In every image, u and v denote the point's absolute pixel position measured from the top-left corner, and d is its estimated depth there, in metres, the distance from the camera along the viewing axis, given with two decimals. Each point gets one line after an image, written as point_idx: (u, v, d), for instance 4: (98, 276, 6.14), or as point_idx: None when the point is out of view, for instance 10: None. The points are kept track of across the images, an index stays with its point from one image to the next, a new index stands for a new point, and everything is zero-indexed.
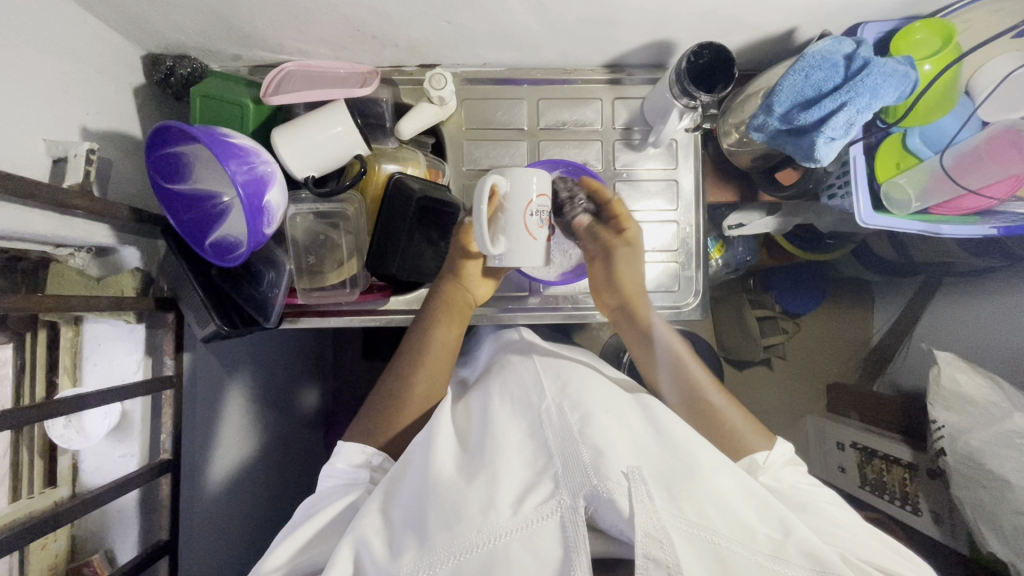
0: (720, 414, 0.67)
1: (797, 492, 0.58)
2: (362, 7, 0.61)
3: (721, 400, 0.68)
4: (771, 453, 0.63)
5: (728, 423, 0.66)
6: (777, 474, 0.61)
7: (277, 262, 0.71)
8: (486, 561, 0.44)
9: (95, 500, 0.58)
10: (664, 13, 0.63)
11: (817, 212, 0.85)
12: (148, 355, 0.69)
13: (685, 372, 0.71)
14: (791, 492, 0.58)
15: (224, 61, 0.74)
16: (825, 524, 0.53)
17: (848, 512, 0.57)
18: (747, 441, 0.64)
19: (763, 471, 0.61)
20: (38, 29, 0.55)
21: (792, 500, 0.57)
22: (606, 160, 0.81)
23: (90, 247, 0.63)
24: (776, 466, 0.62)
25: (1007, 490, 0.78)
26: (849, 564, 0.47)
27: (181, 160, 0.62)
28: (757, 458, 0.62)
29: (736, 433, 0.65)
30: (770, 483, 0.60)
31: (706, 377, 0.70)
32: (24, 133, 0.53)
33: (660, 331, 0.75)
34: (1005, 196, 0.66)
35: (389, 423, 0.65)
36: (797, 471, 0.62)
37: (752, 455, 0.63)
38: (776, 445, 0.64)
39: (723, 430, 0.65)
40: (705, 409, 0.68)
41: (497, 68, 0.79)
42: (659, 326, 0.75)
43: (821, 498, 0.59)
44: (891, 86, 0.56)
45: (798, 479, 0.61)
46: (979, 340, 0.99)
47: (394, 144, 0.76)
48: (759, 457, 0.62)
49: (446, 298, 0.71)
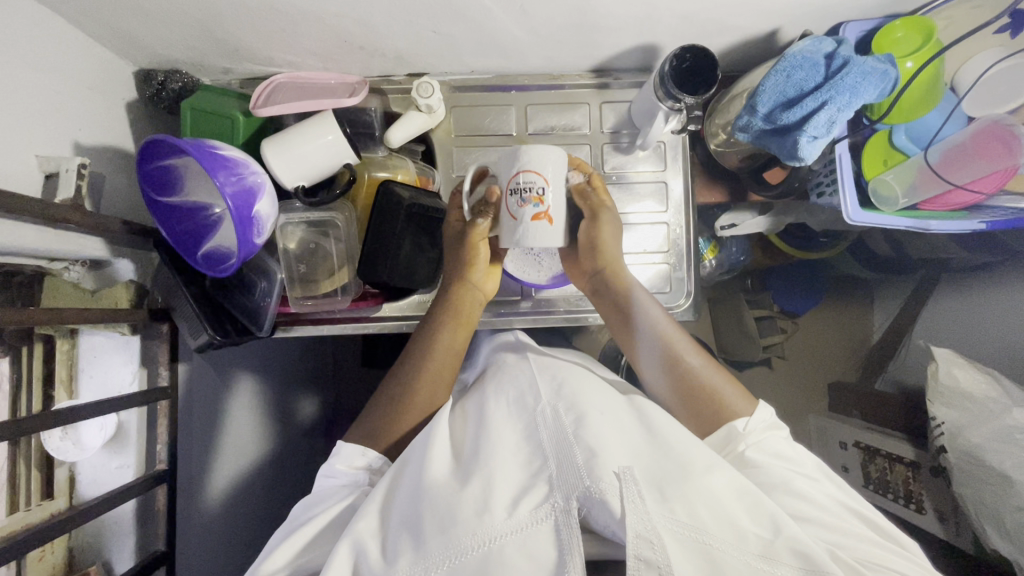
0: (703, 385, 0.66)
1: (774, 469, 0.57)
2: (347, 18, 0.62)
3: (706, 373, 0.67)
4: (750, 419, 0.63)
5: (707, 389, 0.66)
6: (758, 442, 0.60)
7: (268, 271, 0.71)
8: (481, 563, 0.45)
9: (93, 509, 0.58)
10: (646, 18, 0.64)
11: (809, 211, 0.85)
12: (144, 366, 0.70)
13: (667, 341, 0.69)
14: (768, 468, 0.57)
15: (215, 74, 0.75)
16: (798, 505, 0.54)
17: (831, 488, 0.57)
18: (727, 408, 0.64)
19: (740, 440, 0.61)
20: (30, 48, 0.56)
21: (768, 477, 0.57)
22: (596, 164, 0.81)
23: (84, 260, 0.64)
24: (757, 434, 0.61)
25: (1008, 486, 0.78)
26: (838, 560, 0.48)
27: (172, 173, 0.64)
28: (736, 426, 0.62)
29: (714, 398, 0.65)
30: (752, 455, 0.59)
31: (686, 343, 0.69)
32: (16, 150, 0.54)
33: (645, 305, 0.71)
34: (995, 190, 0.66)
35: (388, 430, 0.65)
36: (774, 435, 0.61)
37: (731, 426, 0.62)
38: (758, 409, 0.64)
39: (702, 394, 0.66)
40: (693, 385, 0.67)
41: (484, 75, 0.80)
42: (645, 303, 0.70)
43: (798, 467, 0.58)
44: (870, 84, 0.57)
45: (777, 446, 0.60)
46: (979, 335, 0.98)
47: (384, 153, 0.76)
48: (737, 424, 0.62)
49: (454, 300, 0.71)
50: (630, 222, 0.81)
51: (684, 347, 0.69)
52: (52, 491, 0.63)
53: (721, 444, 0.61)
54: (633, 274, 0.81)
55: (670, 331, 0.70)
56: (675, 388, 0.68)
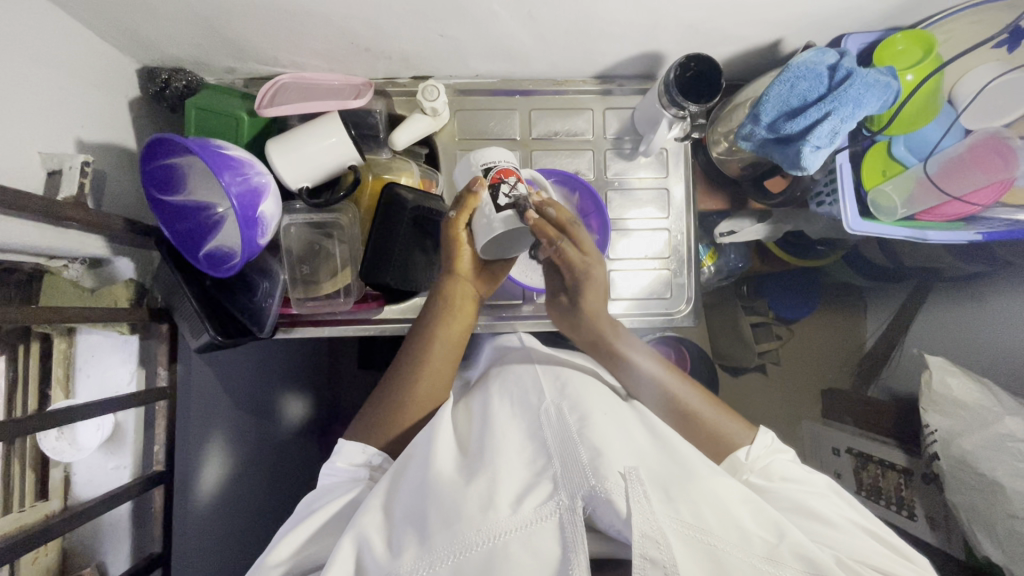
0: (704, 423, 0.66)
1: (786, 492, 0.58)
2: (354, 20, 0.63)
3: (702, 407, 0.67)
4: (753, 445, 0.64)
5: (709, 427, 0.65)
6: (765, 468, 0.62)
7: (271, 273, 0.72)
8: (485, 560, 0.44)
9: (87, 512, 0.57)
10: (652, 26, 0.65)
11: (808, 219, 0.85)
12: (141, 365, 0.70)
13: (663, 387, 0.68)
14: (778, 492, 0.59)
15: (219, 73, 0.75)
16: (811, 524, 0.54)
17: (842, 505, 0.58)
18: (728, 444, 0.64)
19: (745, 469, 0.62)
20: (34, 43, 0.55)
21: (780, 498, 0.58)
22: (598, 169, 0.82)
23: (84, 258, 0.64)
24: (762, 459, 0.62)
25: (1000, 494, 0.79)
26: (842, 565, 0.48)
27: (176, 172, 0.63)
28: (739, 455, 0.63)
29: (718, 437, 0.65)
30: (758, 481, 0.61)
31: (685, 389, 0.68)
32: (19, 146, 0.54)
33: (630, 348, 0.72)
34: (991, 202, 0.67)
35: (393, 424, 0.65)
36: (782, 459, 0.63)
37: (734, 457, 0.63)
38: (758, 434, 0.65)
39: (706, 439, 0.65)
40: (695, 427, 0.66)
41: (488, 79, 0.80)
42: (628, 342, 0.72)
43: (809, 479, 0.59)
44: (873, 96, 0.57)
45: (787, 469, 0.61)
46: (972, 344, 1.00)
47: (388, 155, 0.77)
48: (738, 454, 0.63)
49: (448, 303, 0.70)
50: (630, 228, 0.82)
51: (680, 387, 0.69)
52: (46, 493, 0.63)
53: (729, 472, 0.62)
54: (634, 279, 0.82)
55: (665, 377, 0.69)
56: (681, 436, 0.67)
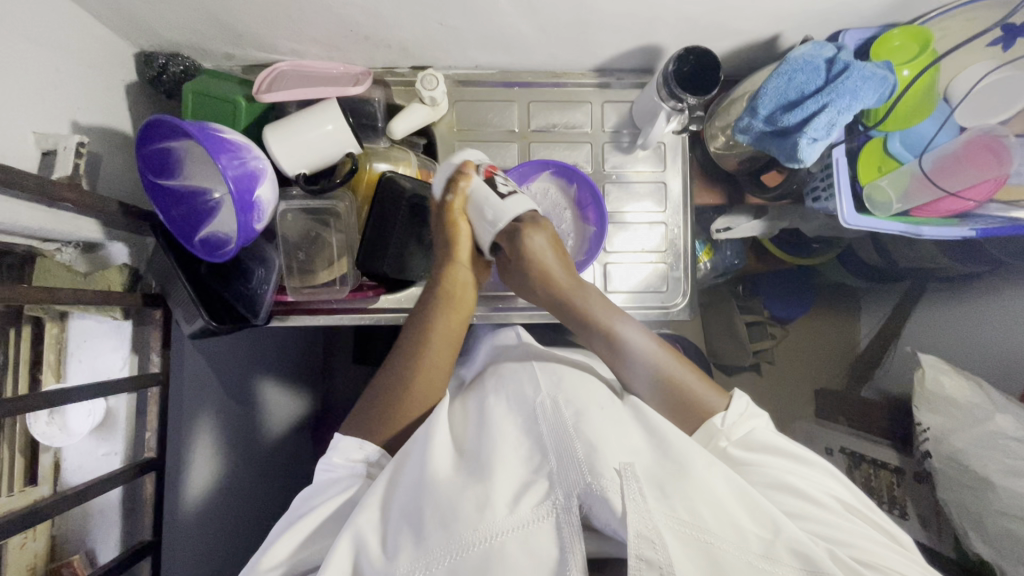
0: (677, 383, 0.64)
1: (778, 467, 0.57)
2: (355, 7, 0.62)
3: (674, 367, 0.65)
4: (727, 411, 0.62)
5: (683, 389, 0.64)
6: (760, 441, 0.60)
7: (268, 261, 0.71)
8: (482, 561, 0.44)
9: (75, 497, 0.57)
10: (652, 18, 0.65)
11: (802, 217, 0.87)
12: (135, 352, 0.68)
13: (643, 356, 0.66)
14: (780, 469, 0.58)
15: (217, 60, 0.75)
16: (803, 507, 0.54)
17: (831, 483, 0.57)
18: (702, 405, 0.63)
19: (730, 438, 0.60)
20: (31, 23, 0.55)
21: (764, 477, 0.56)
22: (596, 162, 0.82)
23: (77, 242, 0.63)
24: (755, 432, 0.60)
25: (991, 491, 0.79)
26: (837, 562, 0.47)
27: (171, 155, 0.63)
28: (716, 422, 0.61)
29: (690, 399, 0.63)
30: (749, 454, 0.59)
31: (661, 353, 0.66)
32: (15, 125, 0.54)
33: (602, 312, 0.67)
34: (986, 198, 0.68)
35: (382, 424, 0.62)
36: (772, 433, 0.61)
37: (710, 423, 0.61)
38: (732, 401, 0.63)
39: (680, 403, 0.63)
40: (665, 387, 0.64)
41: (487, 71, 0.80)
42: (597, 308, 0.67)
43: (801, 467, 0.58)
44: (870, 89, 0.58)
45: (779, 443, 0.59)
46: (968, 345, 1.01)
47: (385, 145, 0.77)
48: (715, 420, 0.61)
49: (447, 289, 0.68)
50: (626, 221, 0.82)
51: (657, 349, 0.67)
52: (34, 479, 0.62)
53: (703, 440, 0.61)
54: (630, 273, 0.82)
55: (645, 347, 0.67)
56: (657, 402, 0.65)
